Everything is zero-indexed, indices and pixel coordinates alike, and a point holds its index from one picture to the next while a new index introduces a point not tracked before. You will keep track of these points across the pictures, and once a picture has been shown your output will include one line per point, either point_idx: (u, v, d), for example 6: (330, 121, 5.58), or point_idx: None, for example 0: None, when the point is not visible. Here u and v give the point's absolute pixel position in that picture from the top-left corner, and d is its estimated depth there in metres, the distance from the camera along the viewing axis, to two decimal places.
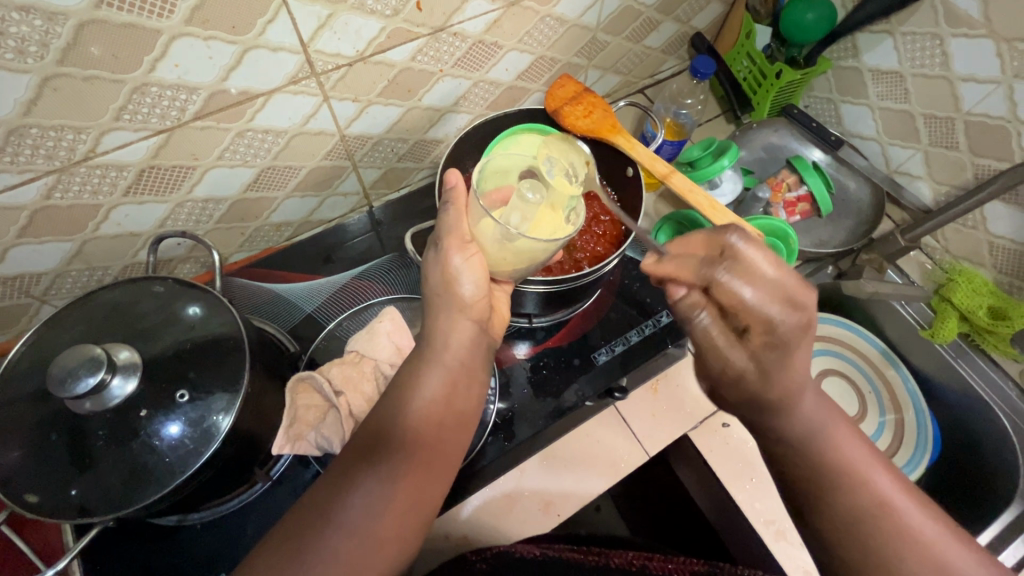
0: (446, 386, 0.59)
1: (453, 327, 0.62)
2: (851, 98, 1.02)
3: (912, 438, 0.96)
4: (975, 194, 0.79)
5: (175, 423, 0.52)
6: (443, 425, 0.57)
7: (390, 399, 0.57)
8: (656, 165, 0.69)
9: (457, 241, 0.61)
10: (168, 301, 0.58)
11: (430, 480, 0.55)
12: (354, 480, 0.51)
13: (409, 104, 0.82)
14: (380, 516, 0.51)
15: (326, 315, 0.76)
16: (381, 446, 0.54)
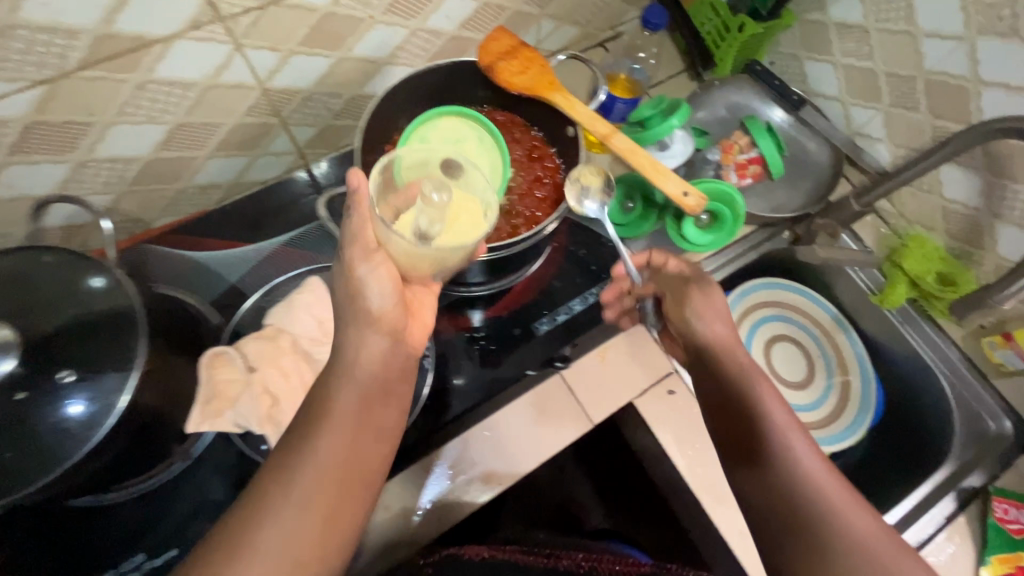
0: (360, 407, 0.52)
1: (361, 342, 0.55)
2: (815, 55, 0.97)
3: (858, 398, 0.97)
4: (928, 157, 0.76)
5: (63, 405, 0.48)
6: (361, 435, 0.51)
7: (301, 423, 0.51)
8: (597, 124, 0.64)
9: (361, 249, 0.55)
10: (53, 273, 0.53)
11: (346, 503, 0.49)
12: (266, 508, 0.46)
13: (338, 54, 0.75)
14: (291, 540, 0.45)
15: (251, 285, 0.72)
16: (292, 464, 0.48)
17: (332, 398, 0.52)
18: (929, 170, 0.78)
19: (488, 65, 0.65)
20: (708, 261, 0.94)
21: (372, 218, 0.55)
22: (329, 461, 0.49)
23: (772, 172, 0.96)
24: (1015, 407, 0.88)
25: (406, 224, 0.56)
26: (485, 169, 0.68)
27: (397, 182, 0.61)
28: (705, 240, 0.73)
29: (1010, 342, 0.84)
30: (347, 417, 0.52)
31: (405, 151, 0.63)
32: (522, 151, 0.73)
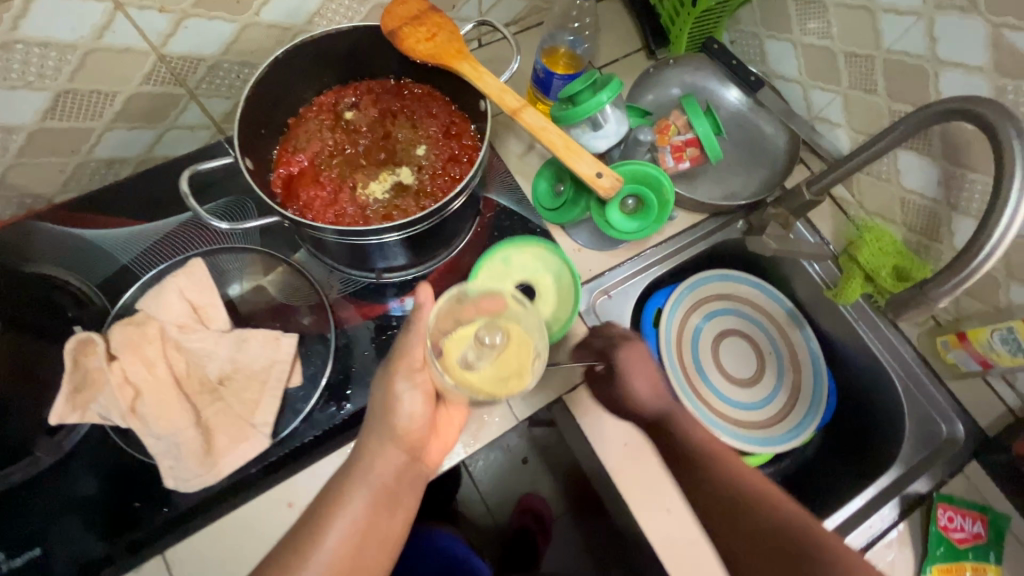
0: (374, 504, 0.57)
1: (380, 453, 0.59)
2: (775, 33, 0.91)
3: (807, 398, 0.93)
4: (875, 143, 0.70)
5: None
6: (360, 549, 0.55)
7: (321, 506, 0.57)
8: (506, 98, 0.58)
9: (406, 367, 0.60)
10: None
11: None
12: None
13: (243, 19, 0.69)
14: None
15: (144, 267, 0.67)
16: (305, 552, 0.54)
17: (347, 491, 0.57)
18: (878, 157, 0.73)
19: (391, 31, 0.59)
20: (655, 248, 0.90)
21: (425, 340, 0.60)
22: (340, 554, 0.54)
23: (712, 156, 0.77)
24: (967, 409, 0.84)
25: (451, 358, 0.59)
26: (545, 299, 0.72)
27: (469, 296, 0.64)
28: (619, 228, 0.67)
29: (964, 341, 0.79)
30: (361, 512, 0.56)
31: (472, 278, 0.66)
32: (437, 127, 0.67)
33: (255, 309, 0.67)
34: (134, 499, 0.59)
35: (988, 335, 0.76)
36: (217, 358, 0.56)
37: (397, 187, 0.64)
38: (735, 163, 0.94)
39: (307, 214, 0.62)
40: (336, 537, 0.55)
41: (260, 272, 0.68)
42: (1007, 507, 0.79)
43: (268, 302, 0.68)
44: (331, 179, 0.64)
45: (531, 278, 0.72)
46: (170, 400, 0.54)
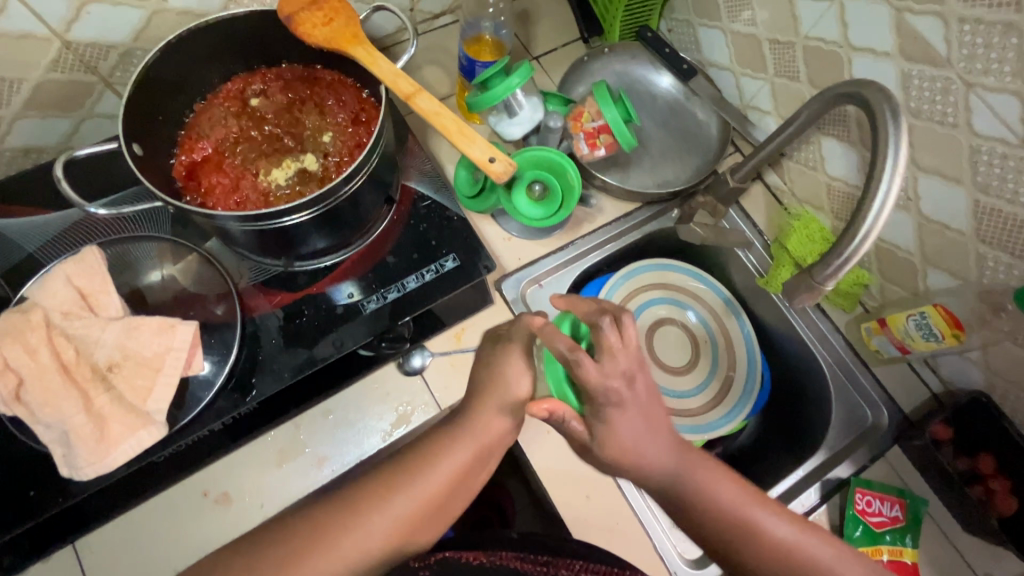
0: (470, 459, 0.57)
1: (488, 413, 0.58)
2: (706, 20, 0.91)
3: (740, 386, 0.93)
4: (788, 127, 0.70)
5: None
6: (453, 487, 0.57)
7: (422, 449, 0.57)
8: (400, 82, 0.58)
9: (517, 349, 0.57)
10: None
11: (420, 529, 0.56)
12: (351, 516, 0.54)
13: (150, 5, 0.69)
14: (371, 550, 0.54)
15: (49, 256, 0.67)
16: (398, 488, 0.55)
17: (452, 439, 0.57)
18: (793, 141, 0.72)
19: (286, 15, 0.59)
20: (587, 237, 0.89)
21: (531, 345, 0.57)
22: (429, 493, 0.56)
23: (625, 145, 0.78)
24: (892, 395, 0.85)
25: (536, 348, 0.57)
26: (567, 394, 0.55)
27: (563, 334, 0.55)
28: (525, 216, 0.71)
29: (884, 328, 0.79)
30: (459, 459, 0.57)
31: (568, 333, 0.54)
32: (346, 114, 0.67)
33: (162, 298, 0.67)
34: (30, 488, 0.60)
35: (905, 321, 0.76)
36: (107, 346, 0.55)
37: (301, 175, 0.64)
38: (670, 152, 0.94)
39: (208, 202, 0.62)
40: (432, 479, 0.56)
41: (170, 261, 0.68)
42: (924, 491, 0.80)
43: (174, 290, 0.67)
44: (234, 166, 0.63)
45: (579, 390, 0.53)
46: (56, 388, 0.53)
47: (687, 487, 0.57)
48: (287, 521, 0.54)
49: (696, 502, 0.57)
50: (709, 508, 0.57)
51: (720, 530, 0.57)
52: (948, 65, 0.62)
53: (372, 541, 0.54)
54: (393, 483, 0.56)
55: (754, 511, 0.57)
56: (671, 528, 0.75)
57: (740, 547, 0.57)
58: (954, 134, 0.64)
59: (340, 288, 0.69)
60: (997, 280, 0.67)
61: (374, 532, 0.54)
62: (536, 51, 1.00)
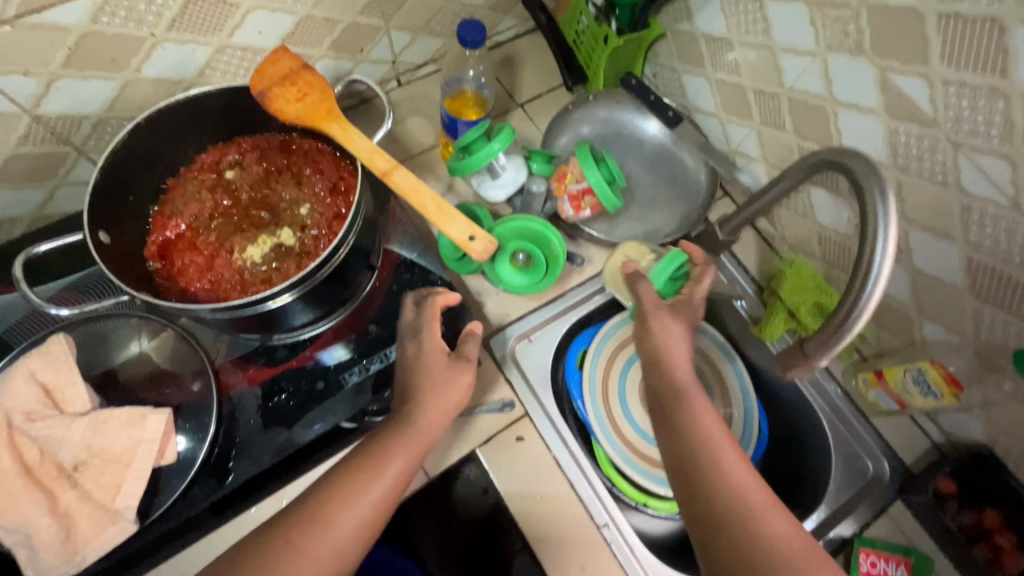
0: (413, 458, 0.58)
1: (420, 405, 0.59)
2: (690, 67, 0.91)
3: (737, 439, 0.90)
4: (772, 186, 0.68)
5: None
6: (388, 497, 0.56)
7: (363, 453, 0.57)
8: (376, 159, 0.57)
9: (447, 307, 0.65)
10: None
11: (379, 521, 0.56)
12: (308, 527, 0.53)
13: (123, 76, 0.67)
14: (344, 549, 0.54)
15: (17, 337, 0.64)
16: (347, 494, 0.55)
17: (388, 444, 0.58)
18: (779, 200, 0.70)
19: (260, 92, 0.58)
20: (579, 288, 0.88)
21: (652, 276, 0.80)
22: (384, 489, 0.56)
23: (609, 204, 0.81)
24: (893, 446, 0.82)
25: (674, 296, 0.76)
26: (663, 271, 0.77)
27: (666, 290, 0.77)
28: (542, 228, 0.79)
29: (881, 380, 0.77)
30: (405, 456, 0.57)
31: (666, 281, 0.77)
32: (324, 185, 0.65)
33: (134, 379, 0.64)
34: None
35: (902, 374, 0.74)
36: (72, 444, 0.53)
37: (278, 251, 0.62)
38: (659, 197, 0.93)
39: (182, 282, 0.60)
40: (386, 478, 0.56)
41: (145, 338, 0.66)
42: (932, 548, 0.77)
43: (148, 370, 0.65)
44: (208, 243, 0.62)
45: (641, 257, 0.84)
46: (19, 492, 0.51)
47: (713, 456, 0.57)
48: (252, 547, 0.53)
49: (704, 454, 0.58)
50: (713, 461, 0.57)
51: (712, 484, 0.55)
52: (935, 124, 0.61)
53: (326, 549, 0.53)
54: (348, 488, 0.55)
55: (761, 503, 0.54)
56: None
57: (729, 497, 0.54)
58: (944, 191, 0.63)
59: (329, 351, 0.68)
60: (995, 335, 0.66)
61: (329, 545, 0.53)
62: (520, 98, 1.00)
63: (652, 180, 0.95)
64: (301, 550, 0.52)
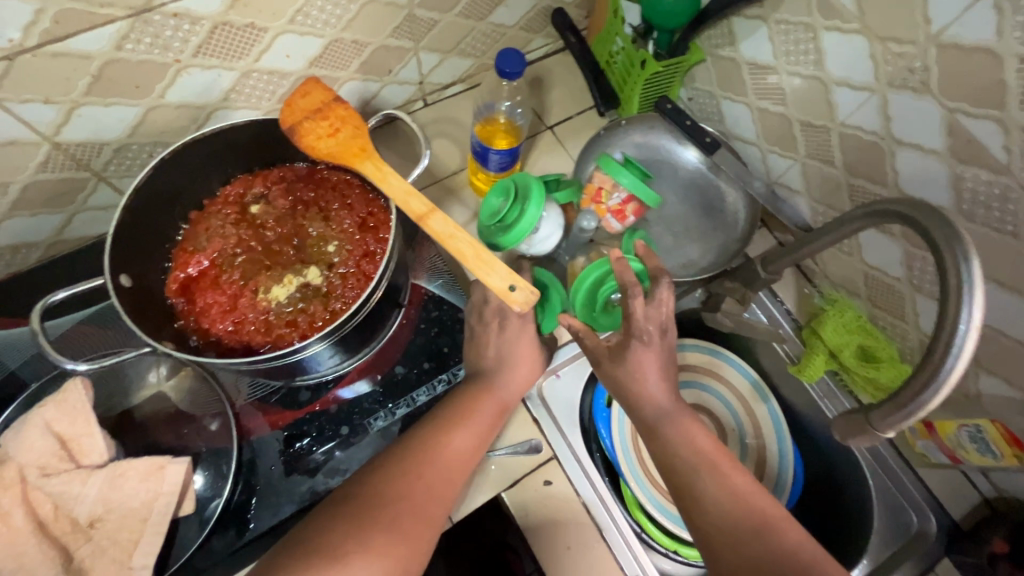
0: (495, 419, 0.59)
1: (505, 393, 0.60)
2: (730, 94, 0.87)
3: (772, 482, 0.86)
4: (823, 236, 0.64)
5: None
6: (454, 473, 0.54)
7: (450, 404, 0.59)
8: (411, 201, 0.53)
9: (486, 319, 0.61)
10: None
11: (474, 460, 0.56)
12: (406, 471, 0.52)
13: (146, 102, 0.65)
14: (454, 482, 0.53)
15: (32, 373, 0.62)
16: (437, 443, 0.55)
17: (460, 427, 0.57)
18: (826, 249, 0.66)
19: (290, 127, 0.55)
20: None
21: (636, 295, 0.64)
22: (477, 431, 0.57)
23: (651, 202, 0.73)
24: (939, 499, 0.79)
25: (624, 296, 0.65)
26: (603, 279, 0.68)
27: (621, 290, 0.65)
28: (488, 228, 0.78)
29: (931, 432, 0.74)
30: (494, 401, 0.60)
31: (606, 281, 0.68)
32: (352, 220, 0.62)
33: (152, 418, 0.62)
34: None
35: (956, 430, 0.70)
36: (88, 500, 0.50)
37: (304, 291, 0.59)
38: (694, 227, 0.90)
39: (204, 324, 0.57)
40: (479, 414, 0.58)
41: (163, 376, 0.64)
42: None
43: (167, 409, 0.62)
44: (231, 282, 0.59)
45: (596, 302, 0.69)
46: (31, 550, 0.48)
47: (738, 525, 0.54)
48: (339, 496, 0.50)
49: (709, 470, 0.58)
50: (754, 530, 0.54)
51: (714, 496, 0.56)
52: (1009, 173, 0.57)
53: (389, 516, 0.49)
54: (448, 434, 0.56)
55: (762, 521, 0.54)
56: None
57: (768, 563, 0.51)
58: (1013, 243, 0.59)
59: (350, 387, 0.65)
60: None
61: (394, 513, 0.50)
62: (550, 120, 0.96)
63: (686, 210, 0.91)
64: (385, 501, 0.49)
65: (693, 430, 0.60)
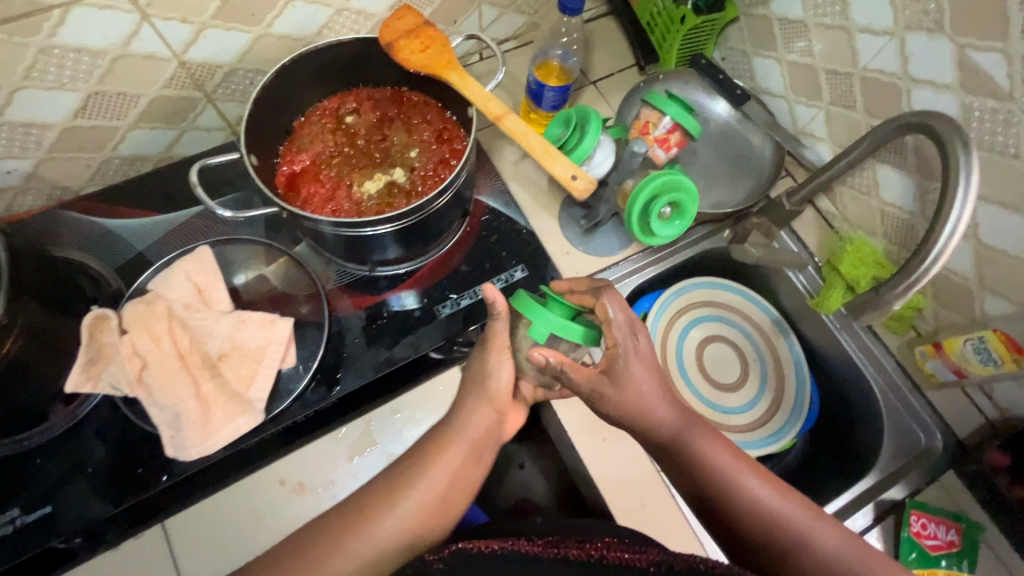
0: (467, 449, 0.63)
1: (474, 415, 0.64)
2: (762, 50, 0.95)
3: (789, 405, 0.93)
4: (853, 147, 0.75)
5: None
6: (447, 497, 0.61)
7: (421, 456, 0.63)
8: (490, 105, 0.64)
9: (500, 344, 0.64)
10: None
11: (434, 523, 0.60)
12: (359, 530, 0.58)
13: (257, 30, 0.76)
14: (395, 547, 0.58)
15: (157, 254, 0.73)
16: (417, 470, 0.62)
17: (440, 451, 0.63)
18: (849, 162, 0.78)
19: (388, 43, 0.65)
20: (650, 258, 0.91)
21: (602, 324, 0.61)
22: (437, 489, 0.61)
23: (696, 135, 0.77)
24: (947, 420, 0.85)
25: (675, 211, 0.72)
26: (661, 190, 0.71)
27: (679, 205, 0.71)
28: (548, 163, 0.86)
29: (939, 351, 0.81)
30: (463, 451, 0.63)
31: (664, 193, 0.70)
32: (430, 132, 0.72)
33: (253, 296, 0.72)
34: (139, 466, 0.63)
35: (961, 345, 0.77)
36: (219, 336, 0.62)
37: (389, 187, 0.69)
38: (723, 173, 0.98)
39: (307, 209, 0.67)
40: (436, 474, 0.61)
41: (263, 262, 0.73)
42: (981, 517, 0.80)
43: (266, 290, 0.72)
44: (330, 177, 0.69)
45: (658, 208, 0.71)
46: (174, 373, 0.59)
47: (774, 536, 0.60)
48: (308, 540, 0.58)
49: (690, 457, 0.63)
50: (743, 506, 0.61)
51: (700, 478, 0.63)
52: (1012, 99, 0.65)
53: (386, 537, 0.58)
54: (421, 467, 0.62)
55: (744, 480, 0.62)
56: None
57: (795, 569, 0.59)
58: (1015, 164, 0.67)
59: (397, 298, 0.74)
60: None
61: (384, 531, 0.58)
62: (594, 76, 1.04)
63: (716, 158, 0.99)
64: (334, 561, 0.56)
65: (717, 450, 0.63)
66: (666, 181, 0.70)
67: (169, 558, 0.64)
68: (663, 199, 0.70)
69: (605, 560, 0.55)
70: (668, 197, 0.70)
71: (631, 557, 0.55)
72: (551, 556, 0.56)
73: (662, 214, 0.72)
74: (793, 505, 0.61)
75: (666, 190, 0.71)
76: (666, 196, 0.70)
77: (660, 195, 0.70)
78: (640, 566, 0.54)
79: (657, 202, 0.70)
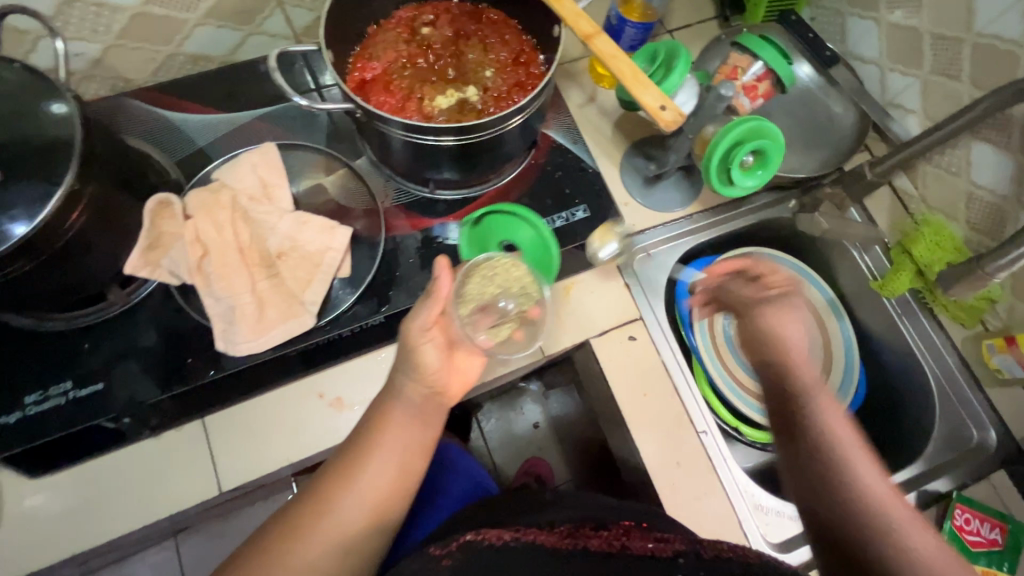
0: (417, 417, 0.56)
1: (406, 386, 0.57)
2: (860, 10, 0.89)
3: (835, 387, 0.90)
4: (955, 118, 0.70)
5: (22, 224, 0.49)
6: (411, 469, 0.54)
7: (350, 446, 0.54)
8: (580, 23, 0.61)
9: (419, 328, 0.56)
10: (28, 96, 0.53)
11: (400, 500, 0.53)
12: (305, 528, 0.49)
13: None
14: (361, 534, 0.51)
15: (218, 151, 0.72)
16: (370, 446, 0.53)
17: (392, 417, 0.55)
18: (948, 136, 0.72)
19: None
20: (715, 224, 0.88)
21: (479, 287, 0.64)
22: (389, 476, 0.53)
23: (785, 85, 0.76)
24: (1004, 418, 0.81)
25: (756, 160, 0.69)
26: (745, 136, 0.68)
27: (766, 151, 0.68)
28: (622, 105, 0.83)
29: (1010, 345, 0.77)
30: (404, 433, 0.54)
31: (749, 139, 0.67)
32: (507, 54, 0.69)
33: (309, 205, 0.70)
34: (188, 356, 0.64)
35: None
36: (278, 234, 0.63)
37: (461, 105, 0.66)
38: (800, 140, 0.90)
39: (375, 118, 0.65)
40: (374, 465, 0.52)
41: (321, 172, 0.72)
42: None
43: (323, 200, 0.71)
44: (400, 89, 0.67)
45: (737, 155, 0.68)
46: (234, 268, 0.61)
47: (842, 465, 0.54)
48: (259, 542, 0.50)
49: (806, 402, 0.59)
50: (838, 454, 0.55)
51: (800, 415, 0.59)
52: None
53: (355, 518, 0.51)
54: (374, 441, 0.54)
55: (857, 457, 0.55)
56: (755, 509, 0.75)
57: (881, 547, 0.49)
58: None
59: (443, 226, 0.72)
60: None
61: (350, 512, 0.50)
62: (672, 25, 0.94)
63: (791, 124, 0.91)
64: (286, 564, 0.48)
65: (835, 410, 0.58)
66: (753, 126, 0.67)
67: (207, 450, 0.65)
68: (747, 143, 0.67)
69: (627, 551, 0.51)
70: (753, 142, 0.67)
71: (655, 547, 0.51)
72: (567, 547, 0.52)
73: (744, 163, 0.70)
74: (907, 504, 0.52)
75: (750, 137, 0.68)
76: (753, 141, 0.67)
77: (746, 142, 0.67)
78: (667, 556, 0.49)
79: (743, 146, 0.67)
